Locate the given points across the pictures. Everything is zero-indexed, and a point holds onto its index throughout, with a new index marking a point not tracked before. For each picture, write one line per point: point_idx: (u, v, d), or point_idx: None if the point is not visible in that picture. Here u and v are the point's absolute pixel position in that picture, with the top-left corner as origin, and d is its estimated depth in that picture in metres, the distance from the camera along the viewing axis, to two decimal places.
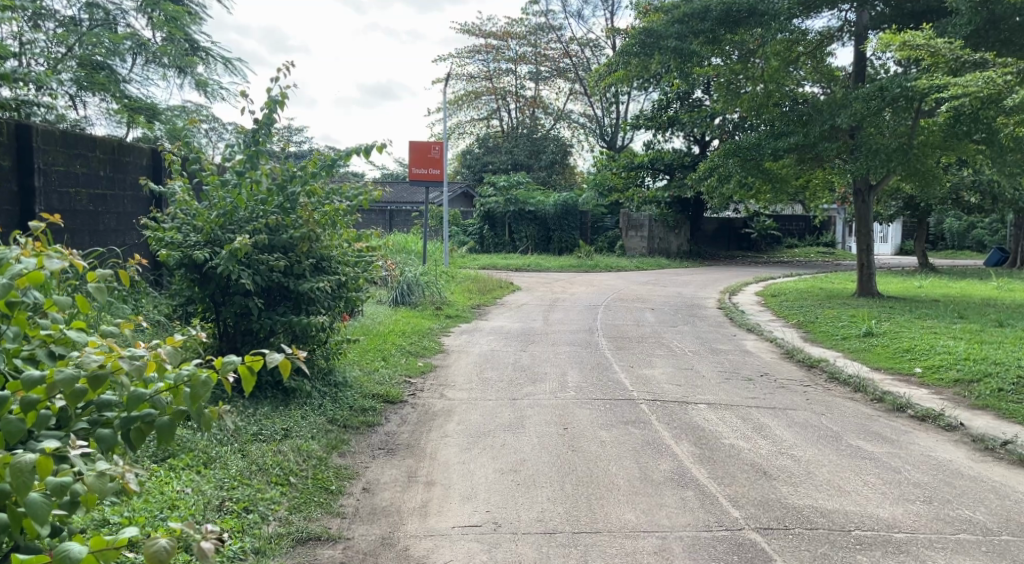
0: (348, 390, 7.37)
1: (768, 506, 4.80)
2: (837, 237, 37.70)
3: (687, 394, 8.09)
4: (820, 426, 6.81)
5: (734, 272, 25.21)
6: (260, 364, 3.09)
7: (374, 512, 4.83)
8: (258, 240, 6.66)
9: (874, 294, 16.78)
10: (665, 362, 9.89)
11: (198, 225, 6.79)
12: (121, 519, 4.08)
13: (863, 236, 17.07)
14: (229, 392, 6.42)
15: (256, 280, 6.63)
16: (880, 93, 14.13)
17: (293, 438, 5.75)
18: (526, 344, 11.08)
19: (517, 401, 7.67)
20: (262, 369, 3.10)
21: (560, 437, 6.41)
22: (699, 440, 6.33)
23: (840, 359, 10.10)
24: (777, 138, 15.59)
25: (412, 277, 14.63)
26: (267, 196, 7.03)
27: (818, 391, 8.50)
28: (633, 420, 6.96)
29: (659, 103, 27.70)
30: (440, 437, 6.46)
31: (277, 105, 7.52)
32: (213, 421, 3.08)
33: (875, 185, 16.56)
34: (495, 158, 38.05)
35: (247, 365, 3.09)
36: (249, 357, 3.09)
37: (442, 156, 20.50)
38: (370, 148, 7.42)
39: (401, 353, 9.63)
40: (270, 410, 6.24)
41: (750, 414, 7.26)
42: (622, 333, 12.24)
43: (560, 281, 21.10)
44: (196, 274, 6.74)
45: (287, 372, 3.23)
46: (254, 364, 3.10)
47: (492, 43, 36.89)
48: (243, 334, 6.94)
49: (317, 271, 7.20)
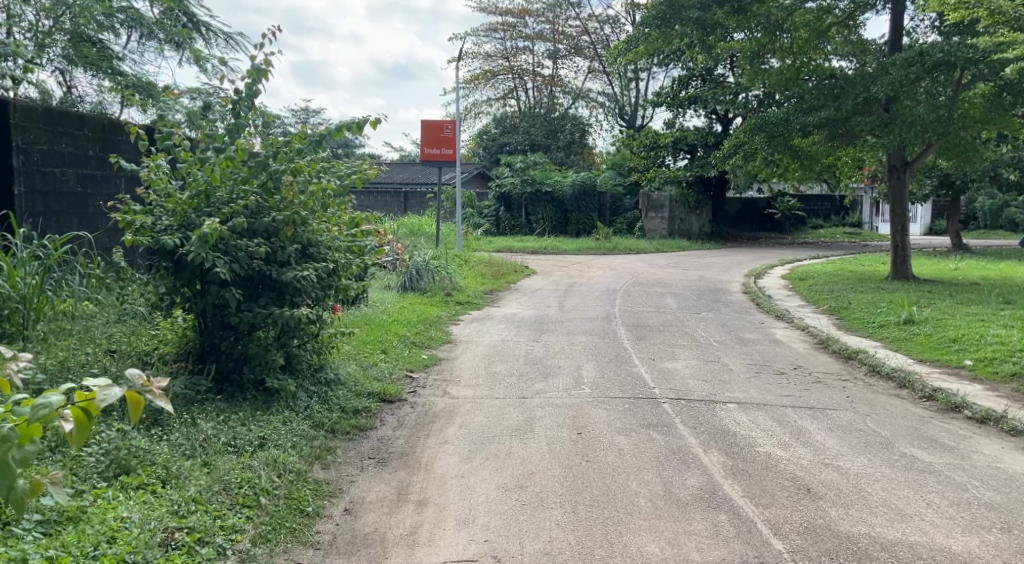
0: (340, 389, 6.68)
1: (819, 537, 4.10)
2: (864, 218, 36.62)
3: (714, 391, 7.35)
4: (866, 430, 6.06)
5: (758, 254, 24.35)
6: (90, 407, 3.02)
7: (354, 541, 4.16)
8: (235, 224, 5.93)
9: (909, 277, 15.90)
10: (688, 353, 9.15)
11: (170, 207, 6.10)
12: (43, 559, 3.42)
13: (898, 215, 16.13)
14: (203, 396, 5.78)
15: (233, 269, 5.92)
16: (918, 58, 13.36)
17: (269, 449, 5.08)
18: (539, 334, 10.36)
19: (526, 400, 6.97)
20: (94, 413, 3.06)
21: (574, 444, 5.69)
22: (732, 448, 5.58)
23: (881, 349, 9.30)
24: (806, 113, 14.66)
25: (422, 261, 13.90)
26: (247, 174, 6.31)
27: (859, 387, 7.73)
28: (656, 423, 6.22)
29: (681, 80, 26.76)
30: (439, 444, 5.76)
31: (261, 74, 6.78)
32: (33, 487, 3.09)
33: (912, 161, 15.61)
34: (512, 138, 37.18)
35: (78, 410, 3.05)
36: (79, 402, 3.05)
37: (455, 135, 19.70)
38: (362, 123, 6.70)
39: (404, 344, 8.95)
40: (246, 414, 5.57)
41: (785, 415, 6.51)
42: (642, 321, 11.49)
43: (578, 264, 20.37)
44: (168, 261, 6.03)
45: (134, 411, 3.10)
46: (86, 408, 3.05)
47: (509, 20, 35.93)
48: (220, 329, 6.21)
49: (303, 258, 6.46)
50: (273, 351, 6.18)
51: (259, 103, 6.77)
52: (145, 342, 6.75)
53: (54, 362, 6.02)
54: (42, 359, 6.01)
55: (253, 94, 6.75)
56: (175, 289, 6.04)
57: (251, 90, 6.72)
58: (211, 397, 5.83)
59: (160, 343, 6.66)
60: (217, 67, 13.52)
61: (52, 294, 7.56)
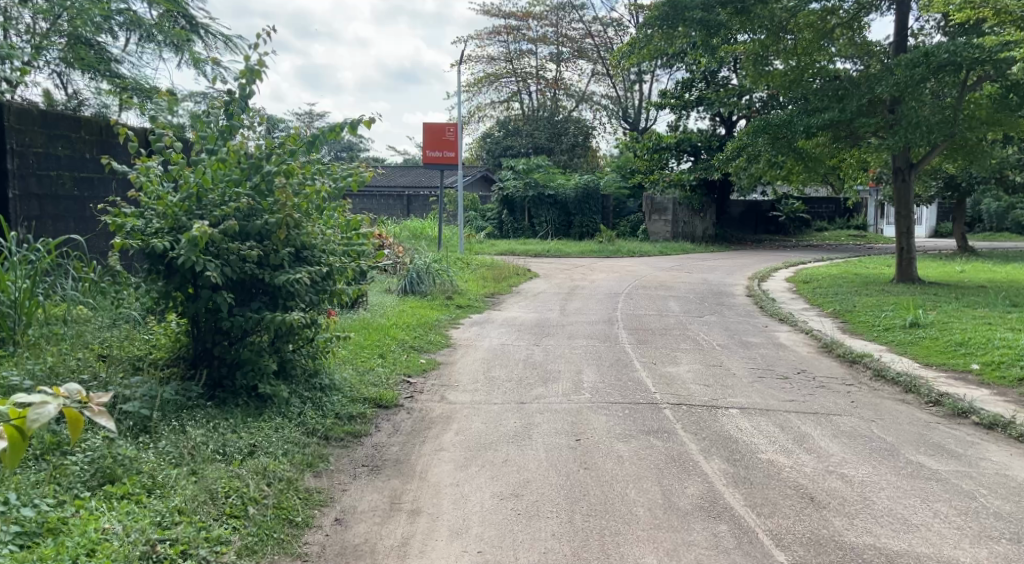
0: (334, 395, 6.57)
1: (822, 549, 3.98)
2: (870, 220, 36.44)
3: (716, 396, 7.22)
4: (871, 436, 5.93)
5: (763, 256, 24.19)
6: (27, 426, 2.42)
7: (343, 553, 4.05)
8: (227, 227, 5.83)
9: (914, 280, 15.74)
10: (690, 358, 9.01)
11: (161, 210, 6.00)
12: None
13: (903, 217, 15.98)
14: (195, 403, 5.67)
15: (224, 273, 5.82)
16: (924, 59, 13.17)
17: (260, 457, 4.97)
18: (539, 338, 10.23)
19: (525, 405, 6.85)
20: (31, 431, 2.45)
21: (572, 451, 5.57)
22: (733, 455, 5.46)
23: (886, 353, 9.16)
24: (810, 115, 14.51)
25: (423, 264, 13.75)
26: (240, 176, 6.21)
27: (864, 392, 7.59)
28: (656, 429, 6.10)
29: (685, 82, 26.63)
30: (434, 451, 5.64)
31: (253, 73, 6.66)
32: None
33: (917, 163, 15.47)
34: (515, 141, 37.06)
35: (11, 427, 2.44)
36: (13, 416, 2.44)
37: (457, 138, 19.60)
38: (356, 123, 6.60)
39: (402, 349, 8.83)
40: (237, 421, 5.46)
41: (788, 421, 6.38)
42: (644, 324, 11.35)
43: (581, 267, 20.24)
44: (159, 265, 5.92)
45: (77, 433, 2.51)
46: (20, 424, 2.44)
47: (513, 23, 35.86)
48: (213, 333, 6.09)
49: (297, 261, 6.35)
50: (265, 356, 6.06)
51: (252, 104, 6.67)
52: (138, 348, 6.66)
53: (44, 368, 5.92)
54: (32, 365, 5.90)
55: (245, 95, 6.65)
56: (167, 292, 5.93)
57: (244, 91, 6.61)
58: (203, 404, 5.72)
59: (153, 349, 6.56)
60: (216, 70, 13.52)
61: (45, 299, 7.45)
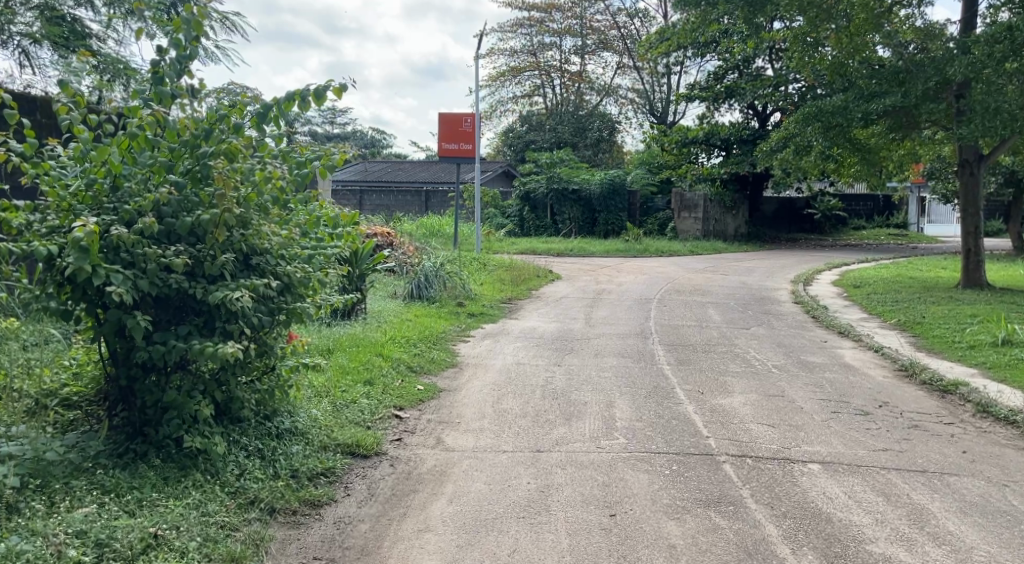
0: (295, 444, 5.07)
1: None
2: (912, 218, 34.37)
3: (786, 444, 5.62)
4: (1016, 516, 4.38)
5: (803, 257, 22.46)
6: None
7: None
8: (139, 225, 4.29)
9: (983, 285, 13.95)
10: (745, 385, 7.42)
11: (58, 202, 4.49)
12: None
13: (970, 216, 14.25)
14: (92, 463, 4.16)
15: (137, 286, 4.30)
16: (1008, 34, 11.21)
17: (160, 557, 3.50)
18: (561, 355, 8.66)
19: (542, 456, 5.31)
20: None
21: (605, 537, 4.04)
22: (832, 548, 3.93)
23: (983, 380, 7.61)
24: (867, 100, 12.72)
25: (432, 267, 12.13)
26: (172, 158, 4.67)
27: (973, 436, 6.06)
28: (719, 498, 4.55)
29: (716, 73, 24.71)
30: (416, 534, 4.11)
31: (190, 24, 5.03)
32: None
33: (989, 154, 13.77)
34: (539, 136, 35.64)
35: None
36: None
37: (476, 129, 18.03)
38: (323, 91, 5.08)
39: (395, 372, 7.30)
40: (146, 493, 3.98)
41: (891, 486, 4.80)
42: (682, 338, 9.77)
43: (607, 268, 18.69)
44: (53, 275, 4.35)
45: None
46: None
47: (536, 15, 34.25)
48: (129, 366, 4.54)
49: (244, 270, 4.81)
50: (198, 398, 4.52)
51: (191, 66, 5.10)
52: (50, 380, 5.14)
53: None
54: None
55: (183, 56, 5.08)
56: (67, 313, 4.39)
57: (179, 50, 5.05)
58: (107, 465, 4.21)
59: (70, 379, 5.01)
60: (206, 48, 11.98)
61: None
